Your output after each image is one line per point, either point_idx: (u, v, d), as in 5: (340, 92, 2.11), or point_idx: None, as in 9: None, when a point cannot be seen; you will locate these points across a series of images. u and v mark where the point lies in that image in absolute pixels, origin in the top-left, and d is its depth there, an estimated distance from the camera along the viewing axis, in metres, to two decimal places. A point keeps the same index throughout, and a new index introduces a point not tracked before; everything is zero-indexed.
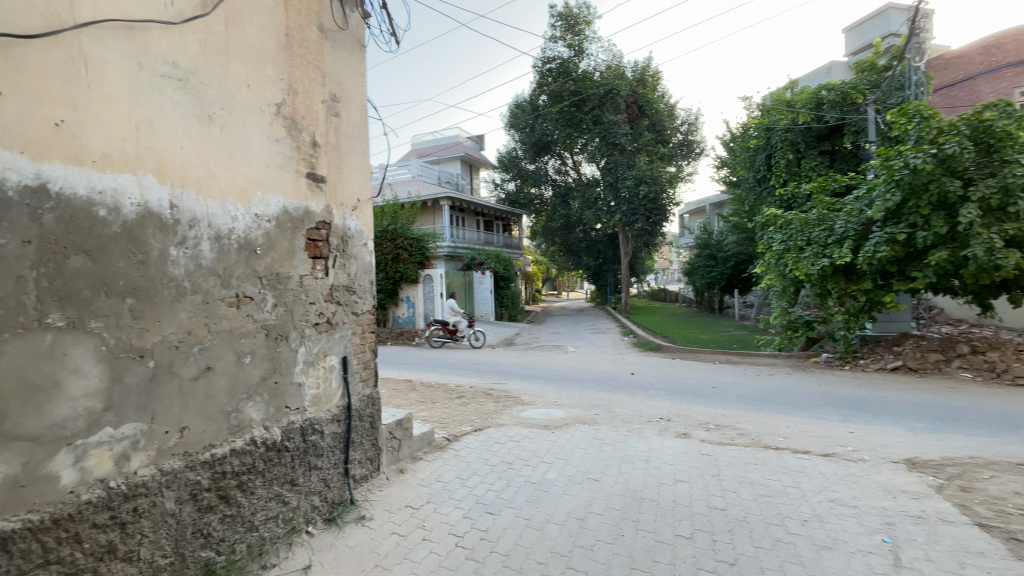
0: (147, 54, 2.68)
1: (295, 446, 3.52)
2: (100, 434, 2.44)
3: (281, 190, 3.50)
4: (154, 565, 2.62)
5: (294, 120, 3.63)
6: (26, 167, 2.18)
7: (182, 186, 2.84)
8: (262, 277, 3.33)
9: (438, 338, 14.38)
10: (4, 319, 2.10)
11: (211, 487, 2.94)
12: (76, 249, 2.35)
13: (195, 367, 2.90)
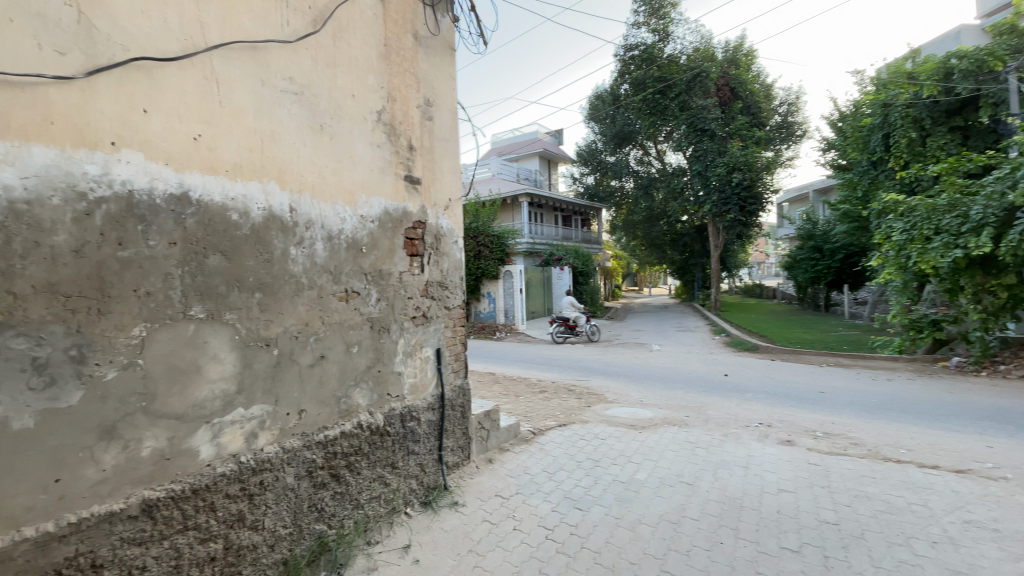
0: (267, 71, 2.97)
1: (395, 431, 3.75)
2: (235, 413, 2.76)
3: (381, 192, 3.73)
4: (277, 533, 2.92)
5: (393, 125, 3.84)
6: (173, 177, 2.50)
7: (299, 191, 3.13)
8: (366, 273, 3.58)
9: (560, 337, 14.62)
10: (159, 311, 2.44)
11: (324, 466, 3.21)
12: (214, 249, 2.67)
13: (312, 355, 3.19)
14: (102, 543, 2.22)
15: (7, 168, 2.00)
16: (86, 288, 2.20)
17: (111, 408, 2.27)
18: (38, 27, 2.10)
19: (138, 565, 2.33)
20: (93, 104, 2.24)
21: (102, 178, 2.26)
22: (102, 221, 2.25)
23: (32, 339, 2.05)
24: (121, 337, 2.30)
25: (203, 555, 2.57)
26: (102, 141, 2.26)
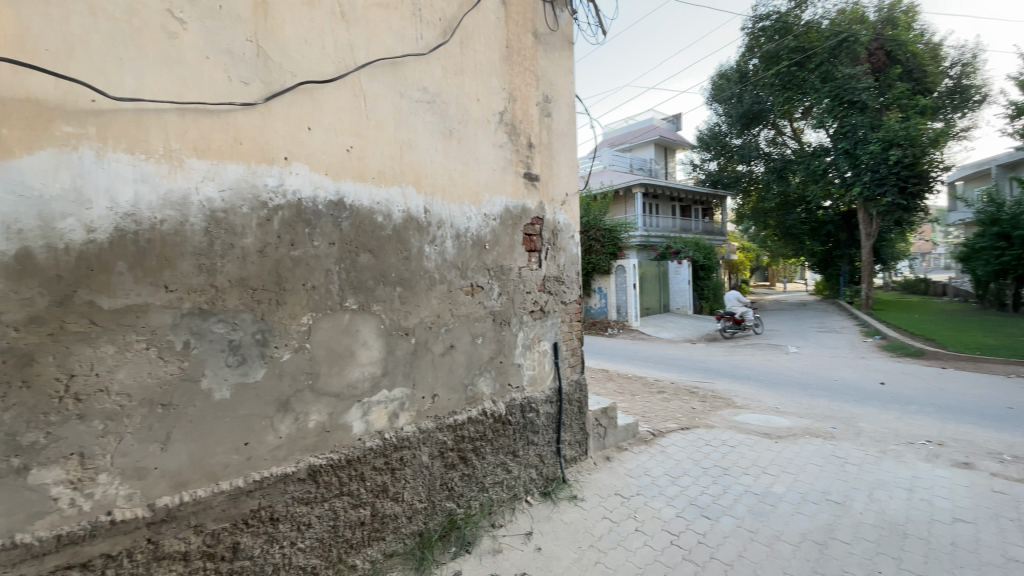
0: (405, 84, 3.24)
1: (516, 421, 3.89)
2: (380, 394, 3.07)
3: (504, 190, 3.86)
4: (414, 506, 3.20)
5: (514, 125, 3.96)
6: (331, 185, 2.84)
7: (432, 194, 3.36)
8: (490, 268, 3.74)
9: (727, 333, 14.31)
10: (321, 303, 2.80)
11: (453, 448, 3.44)
12: (363, 248, 2.99)
13: (442, 345, 3.43)
14: (279, 499, 2.61)
15: (210, 183, 2.42)
16: (266, 283, 2.59)
17: (285, 385, 2.66)
18: (230, 64, 2.51)
19: (305, 521, 2.71)
20: (269, 125, 2.63)
21: (278, 189, 2.64)
22: (278, 225, 2.64)
23: (229, 325, 2.47)
24: (292, 324, 2.69)
25: (354, 519, 2.90)
26: (277, 156, 2.64)
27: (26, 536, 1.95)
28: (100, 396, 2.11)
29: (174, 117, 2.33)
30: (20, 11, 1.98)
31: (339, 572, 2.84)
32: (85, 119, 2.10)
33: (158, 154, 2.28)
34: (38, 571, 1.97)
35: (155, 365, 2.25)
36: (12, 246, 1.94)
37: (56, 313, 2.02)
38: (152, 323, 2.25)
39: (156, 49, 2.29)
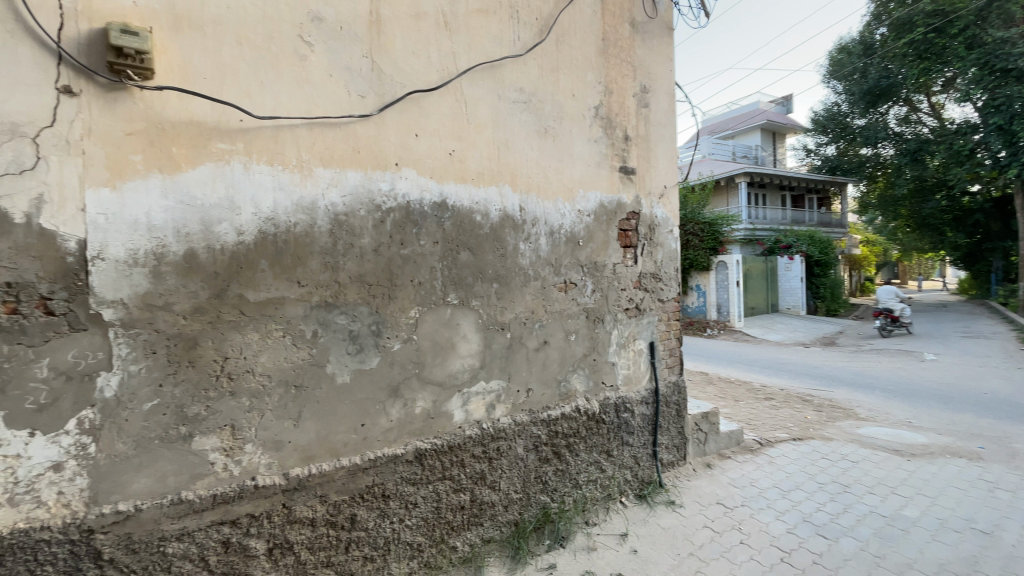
0: (503, 85, 3.33)
1: (611, 419, 3.85)
2: (478, 385, 3.21)
3: (599, 185, 3.83)
4: (510, 496, 3.30)
5: (610, 119, 3.90)
6: (435, 188, 3.01)
7: (528, 192, 3.43)
8: (584, 265, 3.74)
9: (885, 330, 13.45)
10: (426, 297, 2.99)
11: (548, 442, 3.49)
12: (464, 246, 3.13)
13: (537, 340, 3.49)
14: (389, 477, 2.83)
15: (333, 189, 2.68)
16: (380, 278, 2.82)
17: (395, 373, 2.88)
18: (349, 80, 2.75)
19: (412, 501, 2.91)
20: (382, 134, 2.84)
21: (390, 193, 2.85)
22: (390, 226, 2.85)
23: (349, 316, 2.72)
24: (402, 317, 2.90)
25: (455, 503, 3.06)
26: (389, 162, 2.86)
27: (191, 492, 2.30)
28: (247, 376, 2.44)
29: (303, 132, 2.61)
30: (186, 47, 2.33)
31: (442, 552, 3.01)
32: (234, 137, 2.43)
33: (291, 164, 2.57)
34: (199, 523, 2.31)
35: (289, 351, 2.55)
36: (181, 247, 2.29)
37: (214, 304, 2.37)
38: (287, 314, 2.55)
39: (289, 71, 2.58)
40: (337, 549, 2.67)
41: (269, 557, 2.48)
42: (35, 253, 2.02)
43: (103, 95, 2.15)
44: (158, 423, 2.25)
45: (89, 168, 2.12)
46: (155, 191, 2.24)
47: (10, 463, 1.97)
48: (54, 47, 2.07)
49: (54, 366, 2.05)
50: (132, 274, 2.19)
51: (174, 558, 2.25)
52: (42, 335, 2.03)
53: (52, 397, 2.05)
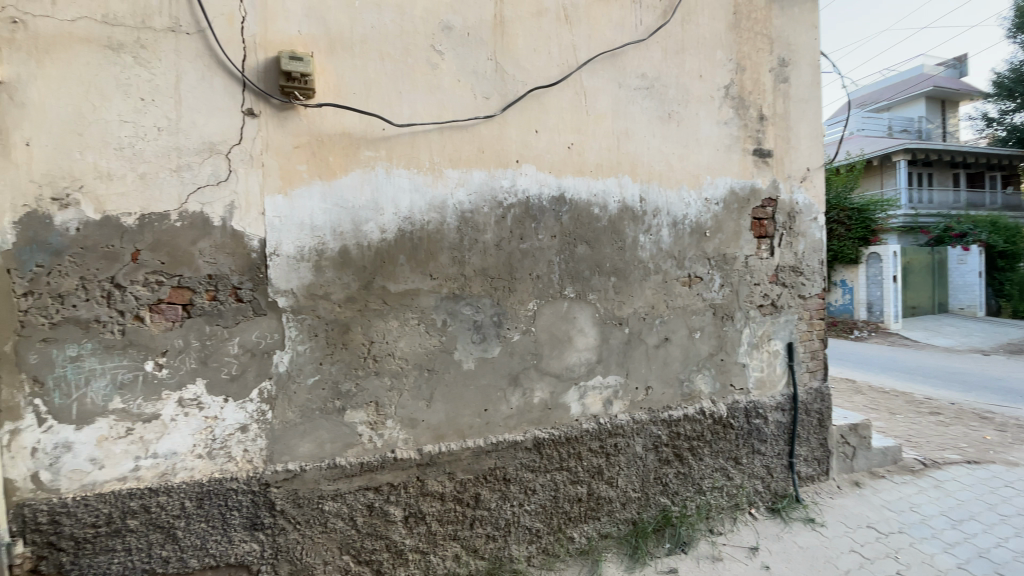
0: (624, 73, 3.26)
1: (740, 425, 3.59)
2: (596, 380, 3.20)
3: (729, 172, 3.58)
4: (628, 494, 3.26)
5: (742, 98, 3.62)
6: (554, 182, 3.05)
7: (649, 181, 3.32)
8: (711, 258, 3.53)
9: None
10: (545, 290, 3.05)
11: (669, 443, 3.37)
12: (582, 240, 3.13)
13: (658, 337, 3.38)
14: (510, 462, 2.95)
15: (460, 188, 2.84)
16: (502, 272, 2.94)
17: (516, 362, 2.99)
18: (475, 83, 2.90)
19: (531, 487, 3.00)
20: (505, 132, 2.95)
21: (511, 189, 2.95)
22: (511, 222, 2.96)
23: (474, 307, 2.88)
24: (521, 309, 2.99)
25: (573, 495, 3.10)
26: (510, 160, 2.96)
27: (343, 459, 2.62)
28: (387, 359, 2.71)
29: (435, 136, 2.80)
30: (338, 66, 2.62)
31: (559, 541, 3.07)
32: (377, 144, 2.69)
33: (425, 167, 2.78)
34: (349, 487, 2.62)
35: (422, 338, 2.78)
36: (335, 244, 2.60)
37: (362, 294, 2.66)
38: (420, 304, 2.77)
39: (423, 79, 2.79)
40: (462, 524, 2.86)
41: (405, 524, 2.74)
42: (229, 250, 2.43)
43: (276, 115, 2.52)
44: (318, 396, 2.59)
45: (266, 178, 2.49)
46: (316, 195, 2.57)
47: (211, 422, 2.41)
48: (240, 76, 2.46)
49: (242, 344, 2.46)
50: (298, 268, 2.54)
51: (329, 515, 2.59)
52: (233, 317, 2.44)
53: (241, 369, 2.46)
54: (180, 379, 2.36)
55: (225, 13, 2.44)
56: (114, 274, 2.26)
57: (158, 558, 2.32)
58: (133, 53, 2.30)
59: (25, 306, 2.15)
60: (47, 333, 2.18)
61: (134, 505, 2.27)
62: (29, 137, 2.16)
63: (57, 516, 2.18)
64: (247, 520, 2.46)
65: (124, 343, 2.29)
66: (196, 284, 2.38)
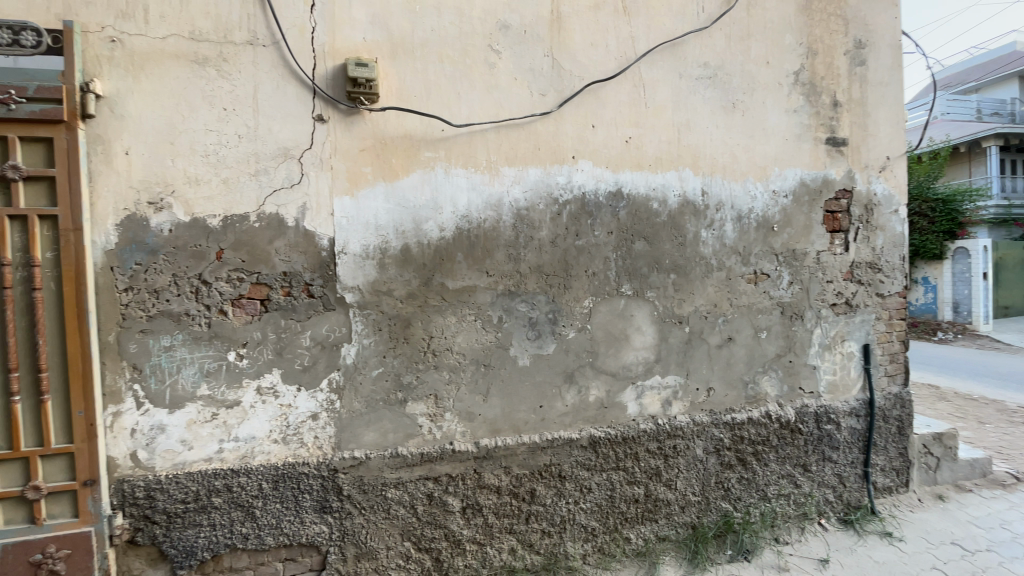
0: (684, 63, 3.16)
1: (809, 430, 3.41)
2: (654, 379, 3.13)
3: (798, 162, 3.39)
4: (688, 497, 3.17)
5: (813, 84, 3.41)
6: (611, 177, 3.01)
7: (712, 174, 3.21)
8: (778, 254, 3.36)
9: None
10: (601, 287, 3.02)
11: (731, 447, 3.25)
12: (640, 236, 3.07)
13: (720, 336, 3.26)
14: (566, 460, 2.95)
15: (517, 186, 2.87)
16: (558, 269, 2.94)
17: (571, 360, 2.98)
18: (532, 80, 2.91)
19: (587, 485, 2.99)
20: (561, 128, 2.94)
21: (567, 185, 2.94)
22: (567, 218, 2.95)
23: (529, 304, 2.90)
24: (577, 307, 2.98)
25: (629, 495, 3.06)
26: (566, 156, 2.95)
27: (404, 448, 2.72)
28: (446, 353, 2.79)
29: (492, 134, 2.84)
30: (400, 69, 2.71)
31: (615, 541, 3.04)
32: (437, 145, 2.76)
33: (482, 165, 2.82)
34: (410, 476, 2.72)
35: (479, 334, 2.83)
36: (397, 242, 2.70)
37: (422, 290, 2.74)
38: (477, 301, 2.82)
39: (481, 79, 2.83)
40: (518, 518, 2.89)
41: (463, 515, 2.81)
42: (301, 249, 2.58)
43: (343, 119, 2.64)
44: (381, 388, 2.70)
45: (334, 180, 2.62)
46: (380, 195, 2.68)
47: (286, 410, 2.57)
48: (311, 84, 2.60)
49: (313, 337, 2.60)
50: (364, 265, 2.66)
51: (392, 502, 2.69)
52: (306, 312, 2.59)
53: (312, 360, 2.61)
54: (258, 368, 2.54)
55: (297, 25, 2.59)
56: (201, 272, 2.46)
57: (239, 533, 2.51)
58: (216, 66, 2.49)
59: (126, 300, 2.38)
60: (144, 325, 2.41)
61: (217, 484, 2.47)
62: (129, 147, 2.39)
63: (153, 491, 2.40)
64: (317, 503, 2.60)
65: (209, 335, 2.48)
66: (272, 281, 2.54)
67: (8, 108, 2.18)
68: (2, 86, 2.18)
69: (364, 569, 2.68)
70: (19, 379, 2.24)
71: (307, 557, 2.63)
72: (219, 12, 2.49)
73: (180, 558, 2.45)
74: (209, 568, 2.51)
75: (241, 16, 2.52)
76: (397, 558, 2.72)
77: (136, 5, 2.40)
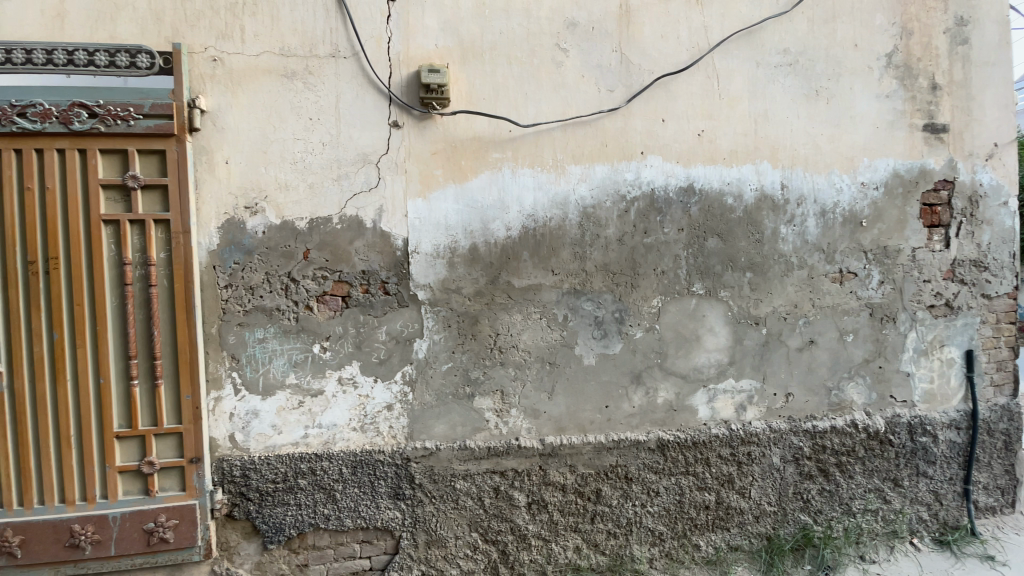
0: (762, 51, 3.01)
1: (901, 442, 3.15)
2: (727, 382, 3.02)
3: (891, 152, 3.13)
4: (763, 506, 3.03)
5: (908, 67, 3.14)
6: (682, 172, 2.93)
7: (792, 166, 3.03)
8: (867, 251, 3.13)
9: None
10: (670, 286, 2.95)
11: (812, 457, 3.07)
12: (713, 232, 2.97)
13: (800, 339, 3.08)
14: (632, 461, 2.91)
15: (583, 184, 2.86)
16: (625, 267, 2.90)
17: (638, 360, 2.93)
18: (600, 76, 2.88)
19: (655, 489, 2.93)
20: (630, 124, 2.90)
21: (635, 181, 2.90)
22: (634, 215, 2.90)
23: (595, 303, 2.89)
24: (645, 306, 2.93)
25: (699, 501, 2.97)
26: (635, 152, 2.90)
27: (472, 442, 2.79)
28: (512, 350, 2.83)
29: (559, 133, 2.85)
30: (470, 73, 2.79)
31: (684, 547, 2.97)
32: (504, 145, 2.81)
33: (549, 164, 2.84)
34: (477, 469, 2.80)
35: (545, 332, 2.86)
36: (466, 242, 2.78)
37: (489, 288, 2.80)
38: (543, 299, 2.85)
39: (548, 78, 2.85)
40: (583, 517, 2.89)
41: (528, 510, 2.85)
42: (378, 249, 2.72)
43: (416, 124, 2.75)
44: (451, 382, 2.79)
45: (408, 182, 2.74)
46: (450, 197, 2.77)
47: (364, 400, 2.73)
48: (387, 91, 2.74)
49: (389, 332, 2.74)
50: (435, 264, 2.76)
51: (460, 493, 2.78)
52: (382, 308, 2.73)
53: (387, 354, 2.74)
54: (339, 360, 2.71)
55: (375, 36, 2.73)
56: (290, 270, 2.66)
57: (321, 514, 2.69)
58: (303, 79, 2.68)
59: (226, 296, 2.62)
60: (242, 318, 2.64)
61: (303, 467, 2.66)
62: (228, 156, 2.62)
63: (247, 470, 2.63)
64: (391, 490, 2.74)
65: (297, 328, 2.68)
66: (352, 279, 2.70)
67: (128, 123, 2.46)
68: (122, 104, 2.46)
69: (434, 556, 2.79)
70: (138, 365, 2.52)
71: (382, 541, 2.77)
72: (306, 28, 2.68)
73: (270, 533, 2.67)
74: (295, 544, 2.71)
75: (324, 30, 2.69)
76: (465, 548, 2.81)
77: (234, 26, 2.62)
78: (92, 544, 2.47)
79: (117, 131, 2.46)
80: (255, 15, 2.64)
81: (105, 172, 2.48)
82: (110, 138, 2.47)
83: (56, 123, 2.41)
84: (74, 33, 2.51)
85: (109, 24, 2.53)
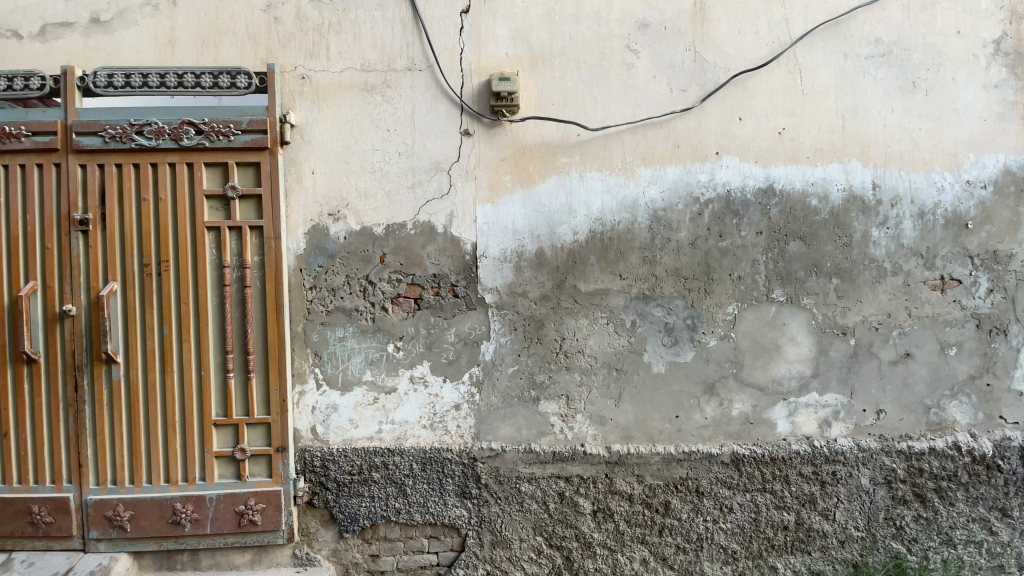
0: (850, 42, 2.82)
1: (1012, 469, 2.82)
2: (810, 396, 2.84)
3: (1002, 146, 2.83)
4: (849, 531, 2.82)
5: (1020, 54, 2.82)
6: (760, 172, 2.80)
7: (885, 165, 2.82)
8: (973, 256, 2.84)
9: None
10: (747, 293, 2.82)
11: (906, 480, 2.82)
12: (795, 236, 2.81)
13: (895, 352, 2.84)
14: (704, 475, 2.80)
15: (653, 186, 2.81)
16: (697, 272, 2.81)
17: (711, 369, 2.83)
18: (672, 77, 2.82)
19: (728, 505, 2.81)
20: (703, 125, 2.81)
21: (709, 183, 2.80)
22: (708, 218, 2.81)
23: (665, 309, 2.82)
24: (719, 313, 2.82)
25: (777, 521, 2.81)
26: (709, 152, 2.81)
27: (538, 445, 2.81)
28: (578, 355, 2.82)
29: (628, 135, 2.81)
30: (539, 80, 2.82)
31: (759, 568, 2.82)
32: (573, 150, 2.82)
33: (617, 167, 2.81)
34: (542, 473, 2.80)
35: (612, 338, 2.82)
36: (533, 246, 2.81)
37: (555, 293, 2.81)
38: (610, 304, 2.81)
39: (619, 81, 2.82)
40: (651, 529, 2.82)
41: (593, 518, 2.82)
42: (449, 253, 2.81)
43: (486, 132, 2.82)
44: (516, 384, 2.83)
45: (478, 189, 2.81)
46: (518, 202, 2.81)
47: (433, 398, 2.82)
48: (459, 101, 2.82)
49: (458, 334, 2.82)
50: (502, 268, 2.81)
51: (525, 495, 2.80)
52: (451, 310, 2.81)
53: (455, 355, 2.82)
54: (411, 359, 2.82)
55: (448, 48, 2.83)
56: (368, 273, 2.80)
57: (393, 507, 2.80)
58: (381, 93, 2.82)
59: (311, 297, 2.80)
60: (324, 318, 2.81)
61: (376, 461, 2.79)
62: (314, 167, 2.81)
63: (327, 461, 2.79)
64: (458, 488, 2.80)
65: (374, 328, 2.82)
66: (424, 281, 2.80)
67: (229, 138, 2.70)
68: (224, 121, 2.70)
69: (499, 556, 2.82)
70: (233, 359, 2.74)
71: (448, 537, 2.84)
72: (384, 43, 2.83)
73: (346, 522, 2.81)
74: (368, 534, 2.84)
75: (401, 45, 2.83)
76: (530, 551, 2.82)
77: (321, 45, 2.81)
78: (191, 522, 2.72)
79: (219, 146, 2.70)
80: (339, 34, 2.82)
81: (209, 183, 2.73)
82: (213, 153, 2.72)
83: (168, 139, 2.69)
84: (184, 57, 2.79)
85: (213, 49, 2.80)
